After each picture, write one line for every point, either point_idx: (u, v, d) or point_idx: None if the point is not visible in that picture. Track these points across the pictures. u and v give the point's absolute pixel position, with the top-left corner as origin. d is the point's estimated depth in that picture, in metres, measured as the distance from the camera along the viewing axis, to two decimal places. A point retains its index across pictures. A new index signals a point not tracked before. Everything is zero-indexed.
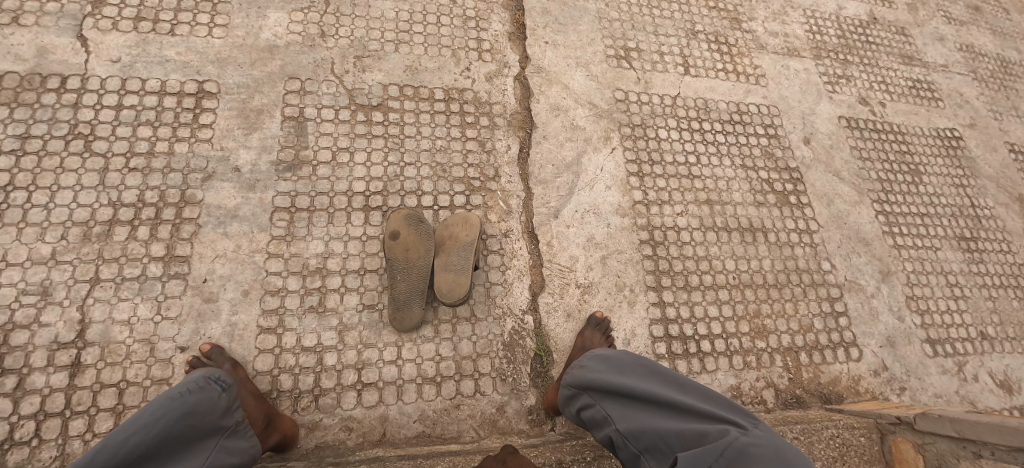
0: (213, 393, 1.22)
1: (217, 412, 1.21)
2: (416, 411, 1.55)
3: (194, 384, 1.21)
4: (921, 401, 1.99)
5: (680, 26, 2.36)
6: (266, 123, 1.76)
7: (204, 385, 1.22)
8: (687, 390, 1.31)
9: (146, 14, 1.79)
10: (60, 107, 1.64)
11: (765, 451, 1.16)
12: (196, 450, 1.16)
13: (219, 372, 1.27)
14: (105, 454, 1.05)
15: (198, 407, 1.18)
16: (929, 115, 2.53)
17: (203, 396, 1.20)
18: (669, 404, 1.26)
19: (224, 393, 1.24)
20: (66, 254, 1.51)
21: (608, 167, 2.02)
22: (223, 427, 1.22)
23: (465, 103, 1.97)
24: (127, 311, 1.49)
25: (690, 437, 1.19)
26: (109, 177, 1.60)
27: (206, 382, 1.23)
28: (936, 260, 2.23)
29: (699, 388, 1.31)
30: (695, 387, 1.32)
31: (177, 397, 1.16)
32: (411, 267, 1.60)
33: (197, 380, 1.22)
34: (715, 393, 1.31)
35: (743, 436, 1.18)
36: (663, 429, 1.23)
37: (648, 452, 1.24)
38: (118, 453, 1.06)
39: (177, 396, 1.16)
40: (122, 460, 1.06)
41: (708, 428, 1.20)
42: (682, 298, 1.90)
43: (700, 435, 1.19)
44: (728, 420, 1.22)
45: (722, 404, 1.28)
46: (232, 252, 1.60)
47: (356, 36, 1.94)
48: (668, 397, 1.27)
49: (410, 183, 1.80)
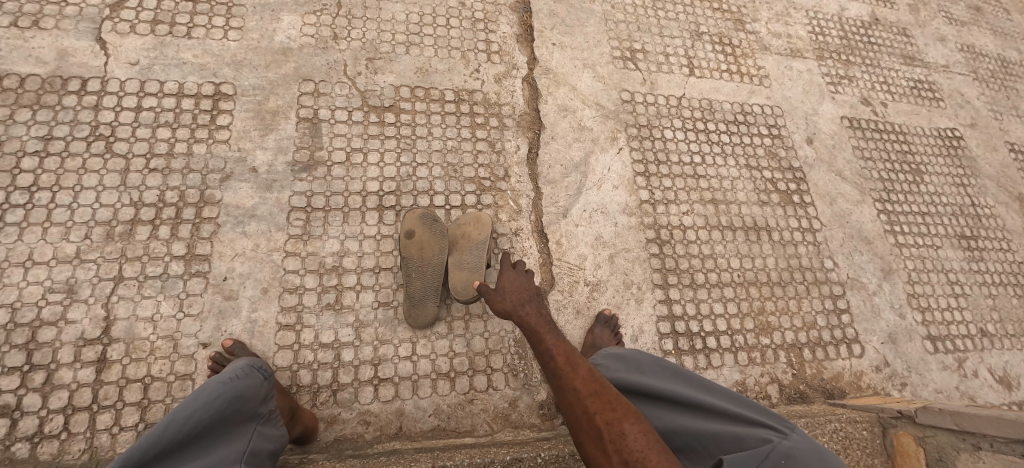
0: (259, 380, 1.25)
1: (259, 398, 1.23)
2: (432, 405, 1.60)
3: (241, 370, 1.25)
4: (921, 396, 2.03)
5: (685, 27, 2.39)
6: (281, 125, 1.80)
7: (250, 372, 1.25)
8: (715, 393, 1.36)
9: (163, 18, 1.83)
10: (82, 109, 1.67)
11: (808, 454, 1.16)
12: (240, 433, 1.18)
13: (262, 363, 1.31)
14: (175, 426, 1.09)
15: (249, 391, 1.21)
16: (930, 115, 2.56)
17: (251, 382, 1.23)
18: (698, 406, 1.31)
19: (266, 381, 1.27)
20: (90, 252, 1.54)
21: (615, 167, 2.06)
22: (259, 415, 1.23)
23: (475, 104, 2.00)
24: (150, 309, 1.53)
25: (728, 441, 1.22)
26: (130, 178, 1.63)
27: (252, 369, 1.27)
28: (937, 258, 2.27)
29: (726, 391, 1.35)
30: (725, 390, 1.36)
31: (230, 381, 1.20)
32: (426, 265, 1.64)
33: (243, 367, 1.26)
34: (746, 397, 1.34)
35: (785, 440, 1.18)
36: (696, 430, 1.27)
37: (680, 451, 1.29)
38: (184, 427, 1.10)
39: (227, 381, 1.19)
40: (184, 434, 1.10)
41: (742, 431, 1.22)
42: (688, 295, 1.95)
43: (738, 440, 1.21)
44: (763, 423, 1.23)
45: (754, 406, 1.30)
46: (251, 251, 1.64)
47: (368, 38, 1.98)
48: (696, 400, 1.31)
49: (423, 183, 1.84)
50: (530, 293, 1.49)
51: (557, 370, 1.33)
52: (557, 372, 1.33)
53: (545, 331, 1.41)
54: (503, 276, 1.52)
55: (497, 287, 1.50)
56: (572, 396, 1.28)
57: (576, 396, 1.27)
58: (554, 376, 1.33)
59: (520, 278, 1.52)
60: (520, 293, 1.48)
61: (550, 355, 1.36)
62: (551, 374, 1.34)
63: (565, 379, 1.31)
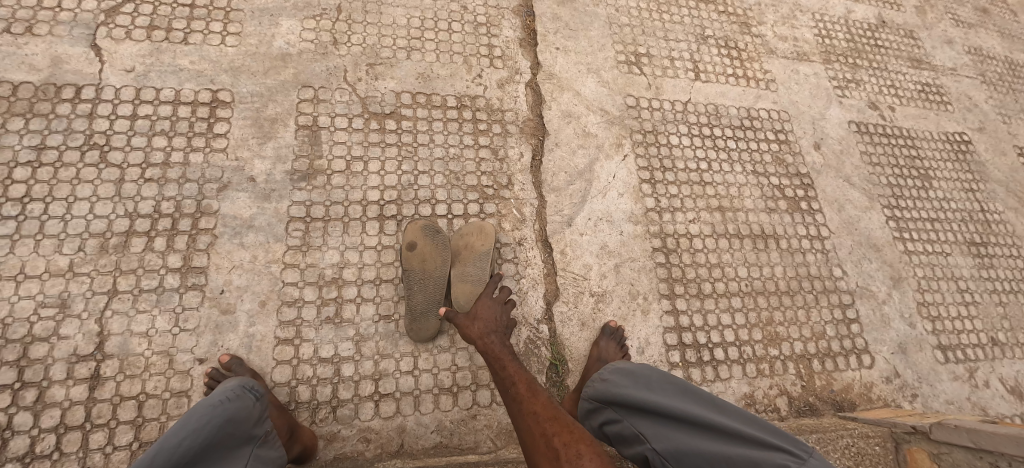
0: (251, 402, 1.21)
1: (252, 420, 1.20)
2: (434, 421, 1.56)
3: (232, 391, 1.20)
4: (933, 408, 1.99)
5: (690, 31, 2.35)
6: (280, 133, 1.76)
7: (242, 393, 1.21)
8: (726, 412, 1.32)
9: (159, 23, 1.79)
10: (75, 117, 1.64)
11: None
12: (233, 457, 1.14)
13: (254, 382, 1.26)
14: (164, 455, 1.05)
15: (241, 414, 1.17)
16: (938, 119, 2.52)
17: (243, 404, 1.19)
18: (711, 427, 1.27)
19: (258, 402, 1.23)
20: (84, 266, 1.51)
21: (620, 174, 2.02)
22: (255, 437, 1.19)
23: (478, 110, 1.96)
24: (145, 323, 1.49)
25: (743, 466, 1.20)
26: (125, 188, 1.60)
27: (244, 390, 1.23)
28: (946, 265, 2.23)
29: (737, 410, 1.32)
30: (737, 410, 1.32)
31: (220, 404, 1.16)
32: (428, 278, 1.60)
33: (234, 388, 1.22)
34: (756, 416, 1.31)
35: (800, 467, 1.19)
36: (709, 453, 1.24)
37: None
38: (174, 456, 1.06)
39: (218, 404, 1.15)
40: (174, 462, 1.06)
41: (756, 457, 1.21)
42: (695, 306, 1.91)
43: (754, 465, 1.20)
44: (779, 447, 1.23)
45: (767, 428, 1.28)
46: (249, 262, 1.60)
47: (368, 43, 1.94)
48: (710, 421, 1.27)
49: (424, 192, 1.80)
50: (501, 322, 1.56)
51: (518, 395, 1.39)
52: (518, 397, 1.39)
53: (508, 359, 1.47)
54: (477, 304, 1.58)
55: (470, 311, 1.56)
56: (531, 420, 1.33)
57: (535, 421, 1.32)
58: (515, 400, 1.39)
59: (495, 308, 1.58)
60: (492, 321, 1.54)
61: (511, 380, 1.43)
62: (510, 398, 1.39)
63: (524, 404, 1.37)
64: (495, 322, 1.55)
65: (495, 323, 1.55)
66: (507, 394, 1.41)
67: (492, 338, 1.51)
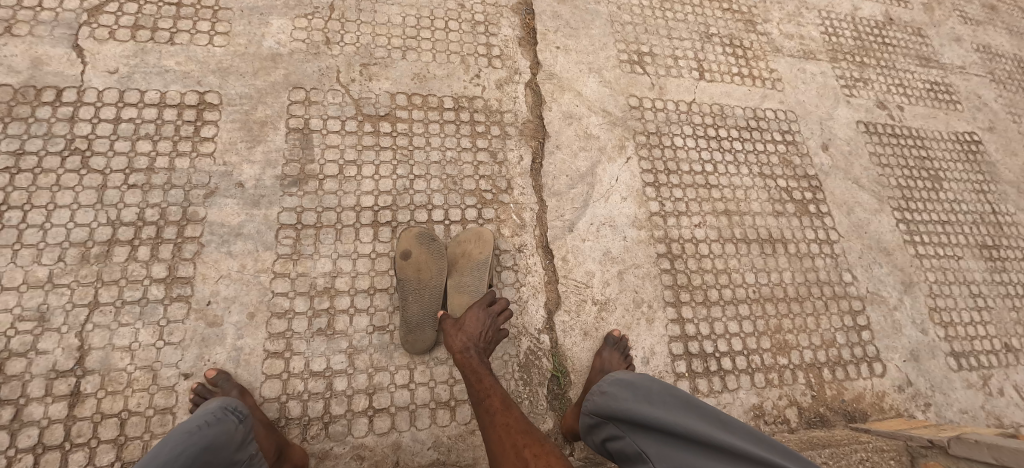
0: (231, 425, 1.17)
1: (233, 445, 1.15)
2: (430, 437, 1.49)
3: (212, 415, 1.16)
4: (947, 417, 1.92)
5: (695, 29, 2.28)
6: (270, 136, 1.69)
7: (222, 417, 1.17)
8: (733, 430, 1.25)
9: (145, 23, 1.72)
10: (56, 121, 1.57)
11: None
12: None
13: (237, 403, 1.22)
14: None
15: (219, 440, 1.12)
16: (947, 119, 2.45)
17: (222, 429, 1.14)
18: (715, 447, 1.20)
19: (240, 425, 1.19)
20: (63, 276, 1.45)
21: (623, 177, 1.95)
22: (235, 463, 1.15)
23: (476, 111, 1.90)
24: (128, 337, 1.43)
25: None
26: (107, 195, 1.53)
27: (224, 413, 1.18)
28: (958, 269, 2.16)
29: (744, 428, 1.25)
30: (743, 427, 1.25)
31: (196, 430, 1.10)
32: (423, 288, 1.56)
33: (214, 411, 1.17)
34: (764, 435, 1.24)
35: None
36: None
37: None
38: None
39: (196, 430, 1.10)
40: None
41: None
42: (701, 314, 1.84)
43: None
44: None
45: (774, 447, 1.22)
46: (237, 272, 1.54)
47: (362, 43, 1.87)
48: (714, 439, 1.20)
49: (420, 197, 1.74)
50: (486, 335, 1.50)
51: (491, 407, 1.35)
52: (490, 410, 1.35)
53: (486, 373, 1.43)
54: (465, 314, 1.53)
55: (457, 321, 1.51)
56: (501, 432, 1.29)
57: (506, 432, 1.29)
58: (486, 412, 1.35)
59: (483, 321, 1.52)
60: (476, 334, 1.49)
61: (485, 392, 1.39)
62: (482, 410, 1.35)
63: (496, 416, 1.33)
64: (478, 336, 1.49)
65: (479, 337, 1.49)
66: (479, 406, 1.37)
67: (474, 351, 1.47)
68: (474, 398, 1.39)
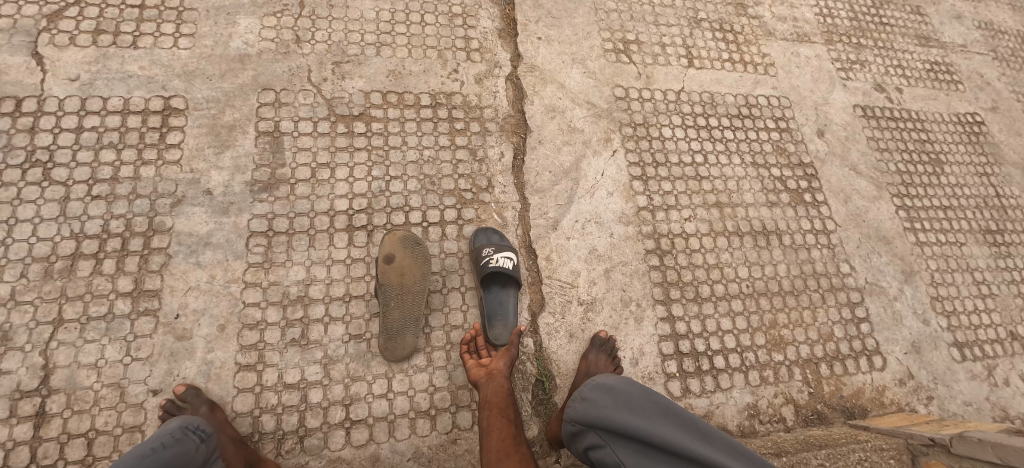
0: (191, 445, 1.16)
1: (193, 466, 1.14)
2: (410, 448, 1.45)
3: (171, 435, 1.14)
4: (950, 410, 1.85)
5: (683, 14, 2.20)
6: (238, 140, 1.63)
7: (181, 437, 1.15)
8: (713, 441, 1.20)
9: (106, 27, 1.66)
10: (16, 133, 1.52)
11: None
12: None
13: (198, 422, 1.21)
14: None
15: (177, 461, 1.11)
16: (948, 100, 2.36)
17: (180, 449, 1.13)
18: (696, 460, 1.15)
19: (201, 444, 1.18)
20: (26, 293, 1.40)
21: (609, 171, 1.89)
22: None
23: (454, 108, 1.83)
24: (94, 354, 1.39)
25: None
26: (70, 207, 1.48)
27: (184, 433, 1.17)
28: (961, 256, 2.08)
29: (726, 441, 1.19)
30: (724, 438, 1.20)
31: (153, 452, 1.09)
32: (406, 292, 1.49)
33: (174, 431, 1.16)
34: (744, 447, 1.20)
35: None
36: None
37: None
38: None
39: (151, 452, 1.08)
40: None
41: None
42: (692, 311, 1.78)
43: None
44: None
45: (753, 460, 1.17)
46: (207, 283, 1.49)
47: (334, 40, 1.80)
48: (692, 451, 1.15)
49: (397, 199, 1.68)
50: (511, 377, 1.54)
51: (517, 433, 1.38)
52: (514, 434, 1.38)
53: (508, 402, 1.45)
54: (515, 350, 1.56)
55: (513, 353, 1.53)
56: (516, 453, 1.34)
57: (512, 446, 1.34)
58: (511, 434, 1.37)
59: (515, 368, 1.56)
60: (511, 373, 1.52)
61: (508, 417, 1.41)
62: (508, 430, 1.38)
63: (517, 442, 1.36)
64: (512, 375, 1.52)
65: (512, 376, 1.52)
66: (500, 422, 1.39)
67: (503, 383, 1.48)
68: (485, 409, 1.42)
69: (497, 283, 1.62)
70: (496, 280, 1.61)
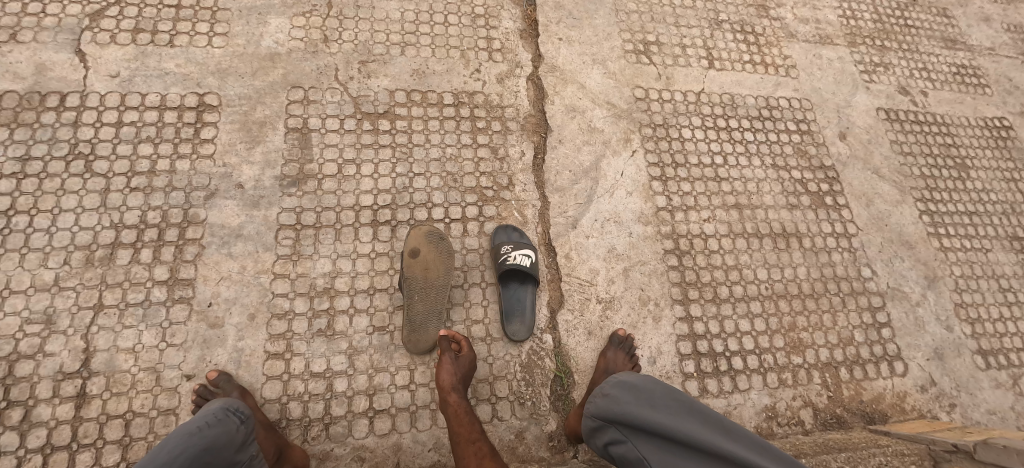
0: (232, 426, 1.18)
1: (234, 446, 1.17)
2: (431, 439, 1.47)
3: (213, 416, 1.17)
4: (973, 419, 1.83)
5: (703, 16, 2.21)
6: (268, 136, 1.68)
7: (223, 418, 1.18)
8: (737, 438, 1.20)
9: (144, 26, 1.72)
10: (60, 126, 1.59)
11: None
12: None
13: (238, 404, 1.24)
14: None
15: (220, 442, 1.14)
16: (975, 104, 2.33)
17: (223, 430, 1.16)
18: (719, 457, 1.16)
19: (242, 426, 1.20)
20: (69, 280, 1.46)
21: (629, 171, 1.90)
22: (236, 463, 1.16)
23: (476, 107, 1.86)
24: (132, 339, 1.44)
25: None
26: (110, 198, 1.54)
27: (225, 414, 1.19)
28: (986, 263, 2.05)
29: (751, 438, 1.20)
30: (749, 435, 1.20)
31: (197, 433, 1.11)
32: (429, 287, 1.52)
33: (215, 412, 1.18)
34: (769, 444, 1.20)
35: None
36: None
37: None
38: None
39: (195, 432, 1.11)
40: None
41: None
42: (711, 312, 1.78)
43: None
44: None
45: (779, 457, 1.17)
46: (238, 273, 1.54)
47: (361, 40, 1.85)
48: (716, 448, 1.16)
49: (420, 195, 1.71)
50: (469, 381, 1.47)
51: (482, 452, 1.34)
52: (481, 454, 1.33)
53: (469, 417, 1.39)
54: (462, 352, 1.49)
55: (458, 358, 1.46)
56: None
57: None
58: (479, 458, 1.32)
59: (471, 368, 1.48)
60: (464, 379, 1.45)
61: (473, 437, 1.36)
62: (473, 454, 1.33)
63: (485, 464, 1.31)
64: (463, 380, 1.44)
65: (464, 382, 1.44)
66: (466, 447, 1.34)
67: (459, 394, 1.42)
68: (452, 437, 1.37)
69: (516, 280, 1.66)
70: (515, 277, 1.65)
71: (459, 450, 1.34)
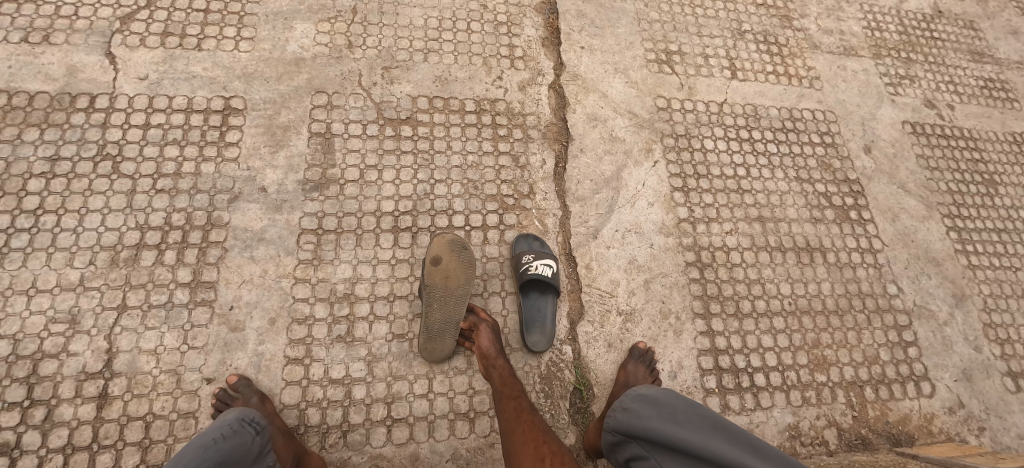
0: (247, 437, 1.18)
1: (251, 457, 1.17)
2: (449, 449, 1.46)
3: (228, 428, 1.17)
4: (1002, 443, 1.77)
5: (726, 26, 2.18)
6: (292, 140, 1.69)
7: (237, 429, 1.18)
8: (763, 456, 1.17)
9: (173, 30, 1.74)
10: (89, 127, 1.60)
11: None
12: None
13: (254, 415, 1.24)
14: None
15: (236, 453, 1.14)
16: (1003, 118, 2.28)
17: (238, 441, 1.16)
18: None
19: (258, 436, 1.20)
20: (94, 280, 1.47)
21: (650, 181, 1.88)
22: None
23: (498, 114, 1.86)
24: (154, 340, 1.45)
25: None
26: (136, 199, 1.55)
27: (240, 425, 1.19)
28: (1016, 282, 1.99)
29: (778, 456, 1.17)
30: (775, 453, 1.18)
31: (212, 445, 1.12)
32: (450, 296, 1.49)
33: (231, 423, 1.19)
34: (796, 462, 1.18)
35: None
36: None
37: None
38: None
39: (209, 444, 1.12)
40: None
41: None
42: (733, 326, 1.75)
43: None
44: None
45: None
46: (259, 277, 1.54)
47: (384, 46, 1.85)
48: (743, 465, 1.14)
49: (441, 201, 1.71)
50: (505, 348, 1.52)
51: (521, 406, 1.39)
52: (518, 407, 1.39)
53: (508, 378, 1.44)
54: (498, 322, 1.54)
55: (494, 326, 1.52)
56: (523, 429, 1.34)
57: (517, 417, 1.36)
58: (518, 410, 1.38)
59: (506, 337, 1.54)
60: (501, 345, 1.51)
61: (512, 394, 1.41)
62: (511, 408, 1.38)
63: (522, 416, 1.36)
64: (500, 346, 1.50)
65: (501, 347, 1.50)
66: (506, 401, 1.40)
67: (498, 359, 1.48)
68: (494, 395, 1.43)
69: (537, 289, 1.65)
70: (535, 287, 1.64)
71: (500, 404, 1.40)
